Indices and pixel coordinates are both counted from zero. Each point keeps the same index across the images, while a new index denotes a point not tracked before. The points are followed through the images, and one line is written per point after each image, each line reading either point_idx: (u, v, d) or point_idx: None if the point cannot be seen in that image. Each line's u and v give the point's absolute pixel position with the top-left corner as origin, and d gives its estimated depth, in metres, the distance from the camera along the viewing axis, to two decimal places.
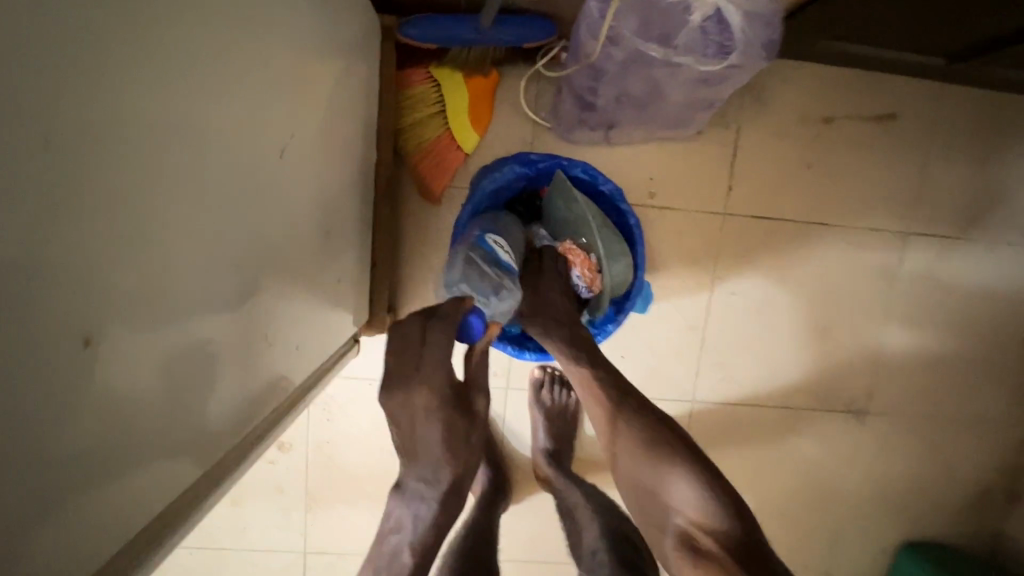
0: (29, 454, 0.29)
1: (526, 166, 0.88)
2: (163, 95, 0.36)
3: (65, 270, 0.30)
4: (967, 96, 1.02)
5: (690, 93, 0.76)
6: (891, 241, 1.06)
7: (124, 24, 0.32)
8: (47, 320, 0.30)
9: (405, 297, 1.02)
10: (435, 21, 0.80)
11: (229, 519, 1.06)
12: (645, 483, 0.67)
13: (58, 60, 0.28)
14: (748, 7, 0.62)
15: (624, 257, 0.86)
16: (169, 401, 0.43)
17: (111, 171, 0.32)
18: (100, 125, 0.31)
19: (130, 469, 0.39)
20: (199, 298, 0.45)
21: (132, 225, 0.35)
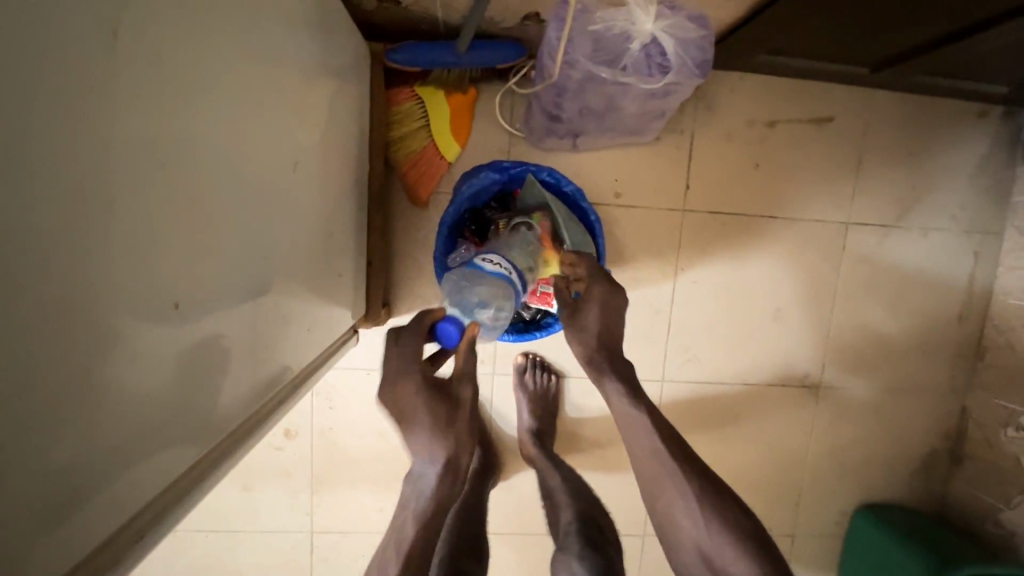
0: (90, 396, 0.39)
1: (500, 173, 0.98)
2: (171, 127, 0.46)
3: (99, 265, 0.39)
4: (893, 99, 1.14)
5: (641, 105, 0.87)
6: (833, 230, 1.18)
7: (158, 74, 0.43)
8: (86, 303, 0.38)
9: (397, 293, 1.12)
10: (417, 48, 0.91)
11: (240, 502, 1.15)
12: (653, 492, 0.76)
13: (115, 106, 0.39)
14: (677, 35, 0.75)
15: (587, 247, 0.99)
16: (183, 379, 0.52)
17: (132, 186, 0.42)
18: (123, 151, 0.40)
19: (161, 421, 0.49)
20: (205, 292, 0.54)
21: (147, 231, 0.44)
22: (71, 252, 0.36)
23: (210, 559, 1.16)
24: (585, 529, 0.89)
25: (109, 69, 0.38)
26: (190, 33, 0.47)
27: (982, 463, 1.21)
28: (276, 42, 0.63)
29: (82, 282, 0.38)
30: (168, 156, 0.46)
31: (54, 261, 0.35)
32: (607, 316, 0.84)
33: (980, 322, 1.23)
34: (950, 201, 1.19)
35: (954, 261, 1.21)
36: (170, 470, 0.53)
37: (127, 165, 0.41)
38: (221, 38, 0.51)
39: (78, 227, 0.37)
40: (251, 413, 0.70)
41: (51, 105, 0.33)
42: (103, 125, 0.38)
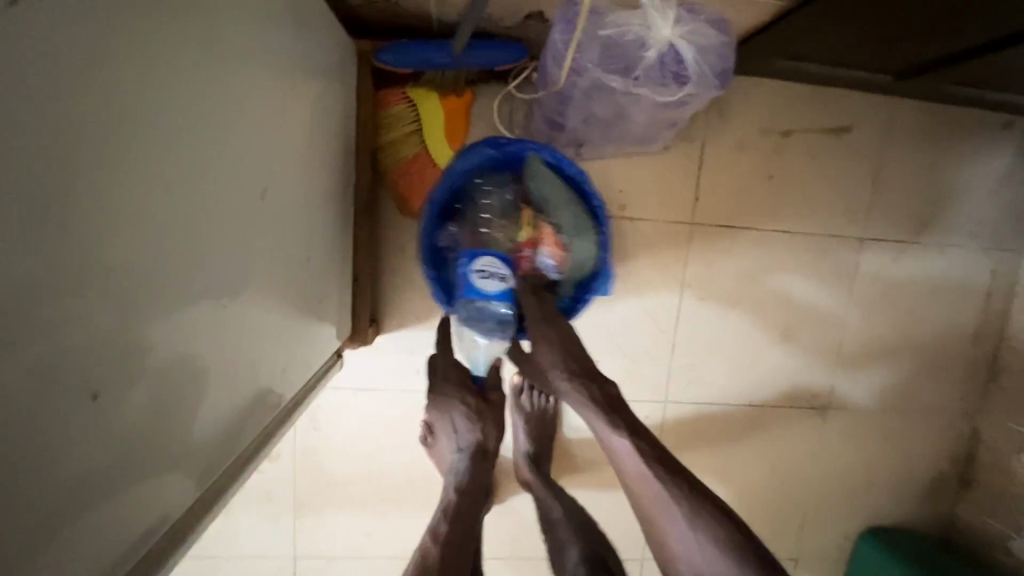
0: (40, 500, 0.33)
1: (495, 149, 0.88)
2: (134, 157, 0.38)
3: (45, 338, 0.32)
4: (915, 108, 1.08)
5: (652, 115, 0.81)
6: (848, 246, 1.12)
7: (116, 100, 0.36)
8: (40, 387, 0.32)
9: (387, 310, 1.05)
10: (409, 48, 0.84)
11: (218, 528, 1.08)
12: (650, 523, 0.68)
13: (66, 150, 0.32)
14: (699, 42, 0.69)
15: (590, 236, 0.91)
16: (152, 448, 0.46)
17: (87, 235, 0.34)
18: (73, 195, 0.33)
19: (126, 497, 0.43)
20: (179, 340, 0.47)
21: (108, 282, 0.37)
22: (17, 334, 0.30)
23: None
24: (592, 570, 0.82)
25: (52, 96, 0.30)
26: (156, 43, 0.39)
27: (993, 488, 1.17)
28: (253, 49, 0.55)
29: (21, 361, 0.30)
30: (134, 191, 0.38)
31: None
32: (562, 347, 0.79)
33: (995, 342, 1.18)
34: (970, 215, 1.13)
35: (971, 278, 1.15)
36: (135, 545, 0.46)
37: (83, 214, 0.34)
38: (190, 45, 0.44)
39: (17, 293, 0.29)
40: (229, 459, 0.63)
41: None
42: (46, 168, 0.30)
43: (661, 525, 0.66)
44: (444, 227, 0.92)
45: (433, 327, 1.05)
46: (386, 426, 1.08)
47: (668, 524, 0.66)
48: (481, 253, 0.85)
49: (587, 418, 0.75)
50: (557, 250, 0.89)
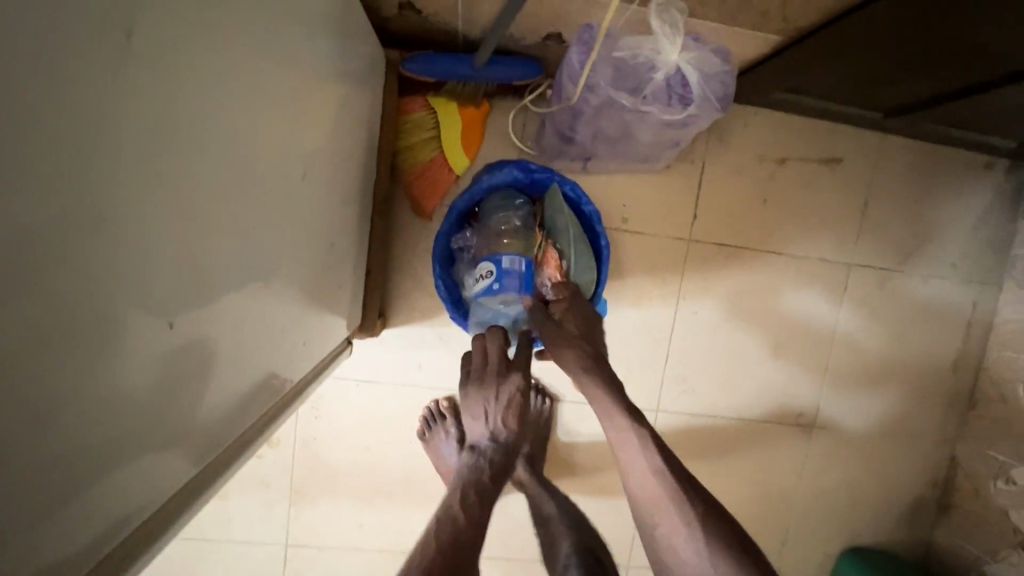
0: (102, 418, 0.38)
1: (523, 172, 0.94)
2: (197, 130, 0.43)
3: (120, 276, 0.37)
4: (901, 144, 1.15)
5: (656, 134, 0.87)
6: (836, 270, 1.17)
7: (191, 79, 0.41)
8: (114, 318, 0.37)
9: (394, 305, 1.09)
10: (433, 59, 0.90)
11: (214, 511, 1.10)
12: (652, 516, 0.68)
13: (150, 116, 0.37)
14: (702, 67, 0.76)
15: (591, 269, 0.94)
16: (185, 397, 0.50)
17: (152, 194, 0.39)
18: (151, 155, 0.38)
19: (161, 438, 0.47)
20: (216, 301, 0.51)
21: (165, 236, 0.41)
22: (102, 267, 0.35)
23: (178, 569, 1.11)
24: (585, 562, 0.82)
25: (141, 68, 0.35)
26: (222, 31, 0.44)
27: (969, 514, 1.20)
28: (295, 48, 0.61)
29: (104, 289, 0.35)
30: (192, 158, 0.43)
31: (86, 274, 0.33)
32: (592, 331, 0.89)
33: (973, 373, 1.23)
34: (952, 248, 1.19)
35: (951, 307, 1.21)
36: (158, 491, 0.50)
37: (157, 172, 0.39)
38: (246, 37, 0.49)
39: (98, 233, 0.34)
40: (241, 425, 0.66)
41: (77, 112, 0.30)
42: (128, 130, 0.35)
43: (665, 520, 0.66)
44: (461, 230, 0.97)
45: (437, 325, 1.10)
46: (385, 419, 1.11)
47: (671, 520, 0.66)
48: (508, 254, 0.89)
49: (602, 412, 0.78)
50: (558, 275, 0.93)
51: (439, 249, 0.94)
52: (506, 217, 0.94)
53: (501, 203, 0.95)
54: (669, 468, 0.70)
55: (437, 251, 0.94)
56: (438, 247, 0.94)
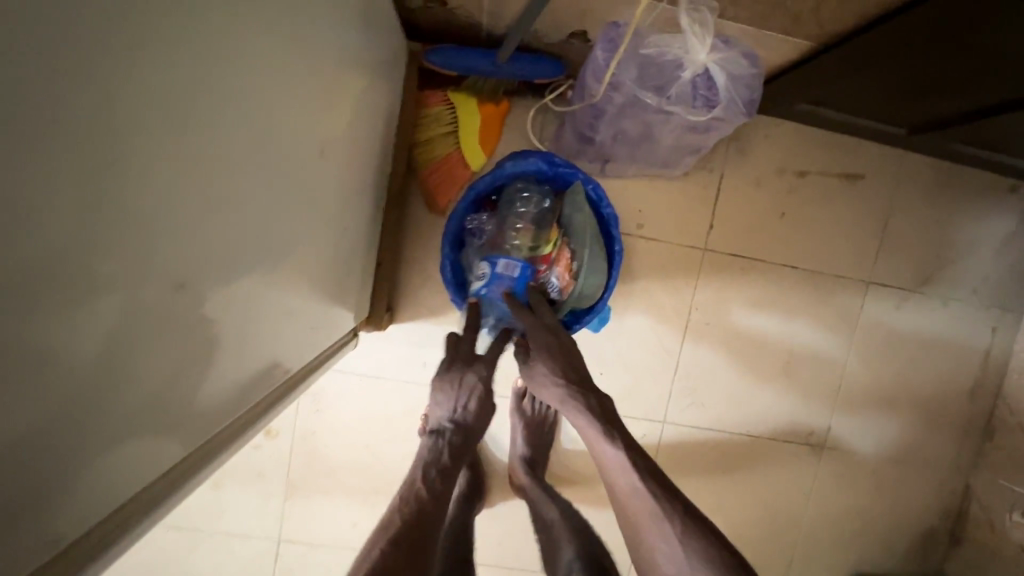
0: (105, 389, 0.36)
1: (548, 165, 0.91)
2: (220, 96, 0.42)
3: (137, 242, 0.35)
4: (925, 164, 1.13)
5: (678, 137, 0.86)
6: (853, 288, 1.15)
7: (219, 44, 0.40)
8: (129, 284, 0.36)
9: (403, 300, 1.07)
10: (457, 52, 0.88)
11: (208, 501, 1.08)
12: (633, 534, 0.65)
13: (180, 76, 0.36)
14: (730, 69, 0.75)
15: (600, 274, 0.92)
16: (190, 374, 0.48)
17: (174, 160, 0.37)
18: (176, 115, 0.37)
19: (162, 415, 0.46)
20: (227, 277, 0.50)
21: (183, 203, 0.40)
22: (122, 229, 0.34)
23: (168, 559, 1.09)
24: (589, 565, 0.79)
25: (176, 25, 0.34)
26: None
27: (981, 547, 1.17)
28: (321, 27, 0.60)
29: (123, 252, 0.34)
30: (212, 123, 0.42)
31: (107, 234, 0.32)
32: (562, 354, 0.79)
33: (990, 401, 1.20)
34: (973, 272, 1.16)
35: (970, 332, 1.18)
36: (155, 469, 0.48)
37: (181, 136, 0.38)
38: (274, 8, 0.48)
39: (121, 192, 0.32)
40: (242, 408, 0.65)
41: (110, 76, 0.29)
42: (155, 94, 0.34)
43: (644, 538, 0.63)
44: (476, 212, 0.94)
45: (443, 322, 1.08)
46: (387, 415, 1.09)
47: (649, 537, 0.63)
48: (502, 259, 0.85)
49: (582, 428, 0.75)
50: (568, 276, 0.90)
51: (452, 225, 0.90)
52: (524, 207, 0.90)
53: (520, 191, 0.92)
54: (647, 485, 0.66)
55: (449, 226, 0.90)
56: (452, 223, 0.90)
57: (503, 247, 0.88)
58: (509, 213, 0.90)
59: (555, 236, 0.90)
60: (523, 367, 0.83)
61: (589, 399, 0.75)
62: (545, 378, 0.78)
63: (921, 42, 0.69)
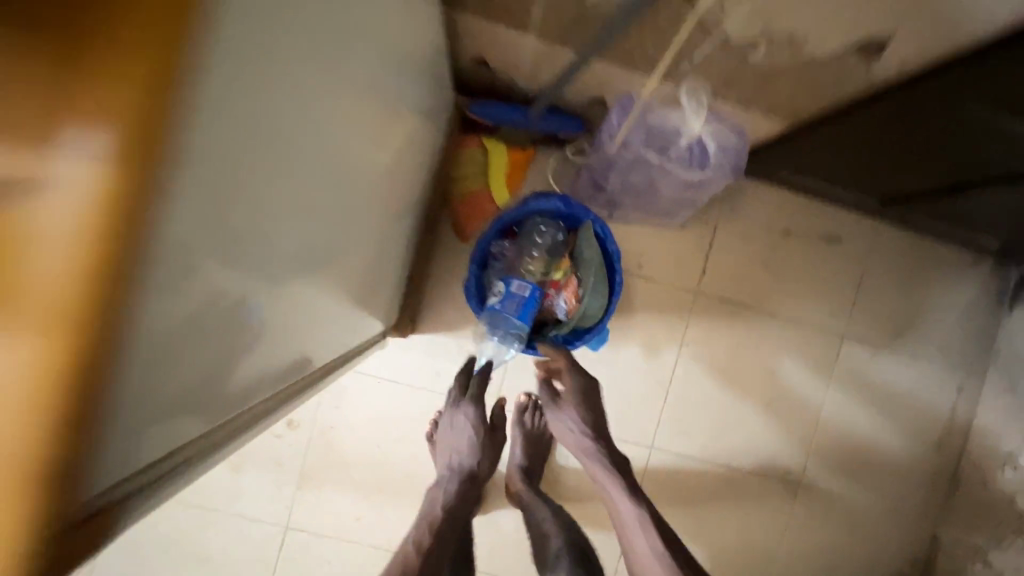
0: (276, 340, 0.49)
1: (565, 205, 1.03)
2: (369, 135, 0.56)
3: (316, 235, 0.49)
4: (897, 234, 1.27)
5: (677, 191, 1.01)
6: (830, 339, 1.27)
7: (372, 100, 0.54)
8: (306, 266, 0.49)
9: (427, 313, 1.20)
10: (493, 105, 1.05)
11: (226, 482, 1.17)
12: (632, 552, 0.85)
13: (359, 123, 0.50)
14: (721, 138, 0.91)
15: (602, 299, 1.04)
16: (296, 342, 0.60)
17: (343, 179, 0.51)
18: (351, 148, 0.51)
19: (276, 371, 0.57)
20: (331, 271, 0.63)
21: (338, 211, 0.54)
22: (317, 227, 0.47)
23: (182, 534, 1.17)
24: (576, 556, 0.91)
25: (363, 90, 0.49)
26: (387, 67, 0.58)
27: None
28: (407, 81, 0.75)
29: (310, 241, 0.48)
30: (360, 156, 0.56)
31: (310, 227, 0.46)
32: (588, 401, 0.94)
33: (957, 455, 1.29)
34: (939, 334, 1.28)
35: (936, 389, 1.29)
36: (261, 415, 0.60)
37: (350, 163, 0.52)
38: (395, 70, 0.63)
39: (324, 199, 0.46)
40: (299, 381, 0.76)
41: (339, 122, 0.44)
42: (349, 134, 0.48)
43: (643, 558, 0.82)
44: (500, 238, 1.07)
45: (459, 336, 1.20)
46: (400, 417, 1.20)
47: (647, 558, 0.82)
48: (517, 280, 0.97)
49: (596, 469, 0.92)
50: (573, 300, 1.02)
51: (479, 249, 1.02)
52: (541, 239, 1.03)
53: (539, 224, 1.04)
54: (648, 519, 0.84)
55: (476, 249, 1.03)
56: (478, 247, 1.03)
57: (520, 271, 1.01)
58: (528, 243, 1.03)
59: (566, 265, 1.02)
60: (548, 407, 0.99)
61: (608, 448, 0.92)
62: (575, 422, 0.93)
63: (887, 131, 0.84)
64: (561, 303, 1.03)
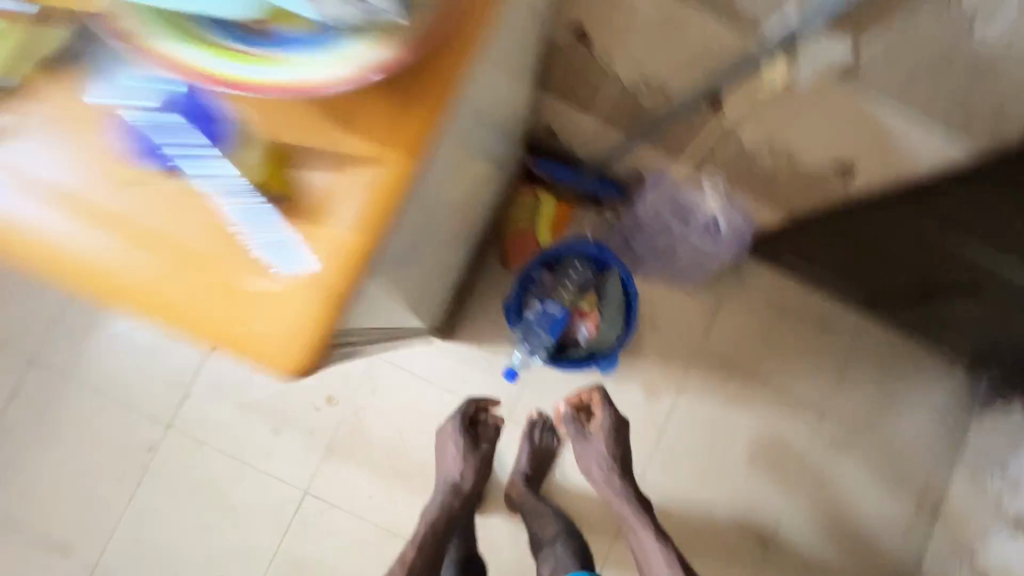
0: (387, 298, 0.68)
1: (601, 252, 1.17)
2: (466, 167, 0.77)
3: (426, 229, 0.69)
4: (882, 330, 1.43)
5: (692, 256, 1.22)
6: (812, 413, 1.41)
7: (477, 143, 0.75)
8: (416, 249, 0.68)
9: (463, 326, 1.38)
10: (552, 164, 1.27)
11: (264, 442, 1.34)
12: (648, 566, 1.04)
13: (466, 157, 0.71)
14: (730, 218, 1.13)
15: (617, 332, 1.22)
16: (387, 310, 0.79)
17: (448, 193, 0.71)
18: (458, 173, 0.71)
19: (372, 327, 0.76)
20: (419, 262, 0.83)
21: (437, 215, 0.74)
22: (428, 222, 0.67)
23: (217, 480, 1.33)
24: (572, 540, 1.16)
25: (474, 135, 0.70)
26: (489, 123, 0.80)
27: None
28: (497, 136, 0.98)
29: (422, 231, 0.67)
30: (459, 180, 0.77)
31: (427, 221, 0.65)
32: (614, 436, 1.13)
33: (922, 543, 1.38)
34: (912, 427, 1.41)
35: (906, 477, 1.40)
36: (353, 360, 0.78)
37: (454, 183, 0.72)
38: (493, 127, 0.85)
39: (438, 204, 0.66)
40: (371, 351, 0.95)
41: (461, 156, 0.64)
42: (460, 163, 0.68)
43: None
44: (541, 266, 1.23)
45: (488, 351, 1.38)
46: (423, 412, 1.36)
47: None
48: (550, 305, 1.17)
49: (618, 497, 1.09)
50: (593, 327, 1.22)
51: (523, 274, 1.19)
52: (575, 275, 1.21)
53: (576, 262, 1.21)
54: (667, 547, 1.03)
55: (521, 274, 1.19)
56: (523, 272, 1.20)
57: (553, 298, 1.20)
58: (564, 276, 1.22)
59: (592, 300, 1.22)
60: (578, 438, 1.15)
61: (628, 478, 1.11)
62: (604, 453, 1.11)
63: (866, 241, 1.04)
64: (582, 329, 1.22)
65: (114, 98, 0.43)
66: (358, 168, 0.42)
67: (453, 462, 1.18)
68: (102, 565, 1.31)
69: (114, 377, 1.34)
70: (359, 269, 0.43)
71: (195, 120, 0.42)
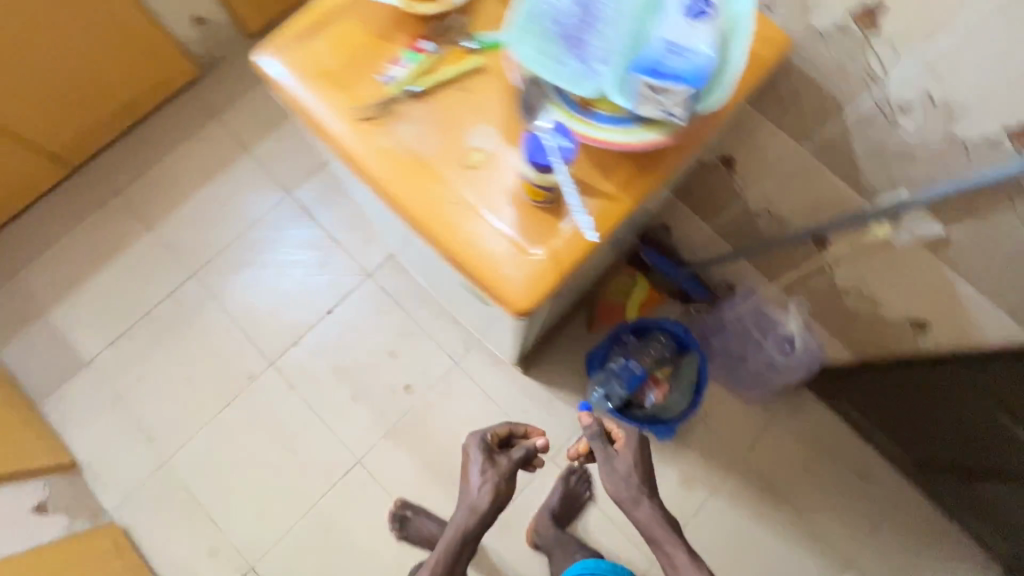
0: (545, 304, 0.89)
1: (685, 333, 1.32)
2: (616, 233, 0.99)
3: (586, 264, 0.90)
4: (922, 502, 1.46)
5: (762, 367, 1.35)
6: (835, 559, 1.43)
7: (634, 219, 0.98)
8: (576, 271, 0.86)
9: (538, 365, 1.53)
10: (656, 255, 1.42)
11: (341, 405, 1.52)
12: None
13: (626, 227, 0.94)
14: (805, 340, 1.28)
15: (681, 405, 1.32)
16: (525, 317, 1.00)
17: (605, 245, 0.93)
18: (615, 237, 0.94)
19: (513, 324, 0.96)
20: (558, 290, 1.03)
21: (591, 257, 0.94)
22: (589, 260, 0.89)
23: (292, 424, 1.51)
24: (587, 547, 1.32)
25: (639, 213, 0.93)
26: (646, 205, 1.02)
27: None
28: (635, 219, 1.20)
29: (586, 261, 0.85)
30: (611, 240, 0.99)
31: (593, 255, 0.84)
32: (640, 462, 0.97)
33: None
34: None
35: None
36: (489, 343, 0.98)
37: (610, 241, 0.94)
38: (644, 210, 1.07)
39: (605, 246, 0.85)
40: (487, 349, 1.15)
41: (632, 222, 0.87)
42: (625, 226, 0.90)
43: None
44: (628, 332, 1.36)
45: (552, 394, 1.52)
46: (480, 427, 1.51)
47: None
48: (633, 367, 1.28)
49: (653, 525, 0.94)
50: (661, 395, 1.32)
51: (614, 334, 1.31)
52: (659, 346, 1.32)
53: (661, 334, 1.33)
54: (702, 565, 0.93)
55: (612, 333, 1.32)
56: (614, 332, 1.32)
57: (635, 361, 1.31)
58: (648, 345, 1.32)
59: (666, 372, 1.33)
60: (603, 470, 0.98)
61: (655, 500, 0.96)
62: (631, 484, 0.95)
63: (919, 403, 1.18)
64: (650, 396, 1.32)
65: (537, 124, 0.62)
66: (611, 196, 0.63)
67: (478, 482, 1.04)
68: (174, 462, 1.49)
69: (247, 312, 1.60)
70: (585, 255, 0.63)
71: (562, 146, 0.60)
